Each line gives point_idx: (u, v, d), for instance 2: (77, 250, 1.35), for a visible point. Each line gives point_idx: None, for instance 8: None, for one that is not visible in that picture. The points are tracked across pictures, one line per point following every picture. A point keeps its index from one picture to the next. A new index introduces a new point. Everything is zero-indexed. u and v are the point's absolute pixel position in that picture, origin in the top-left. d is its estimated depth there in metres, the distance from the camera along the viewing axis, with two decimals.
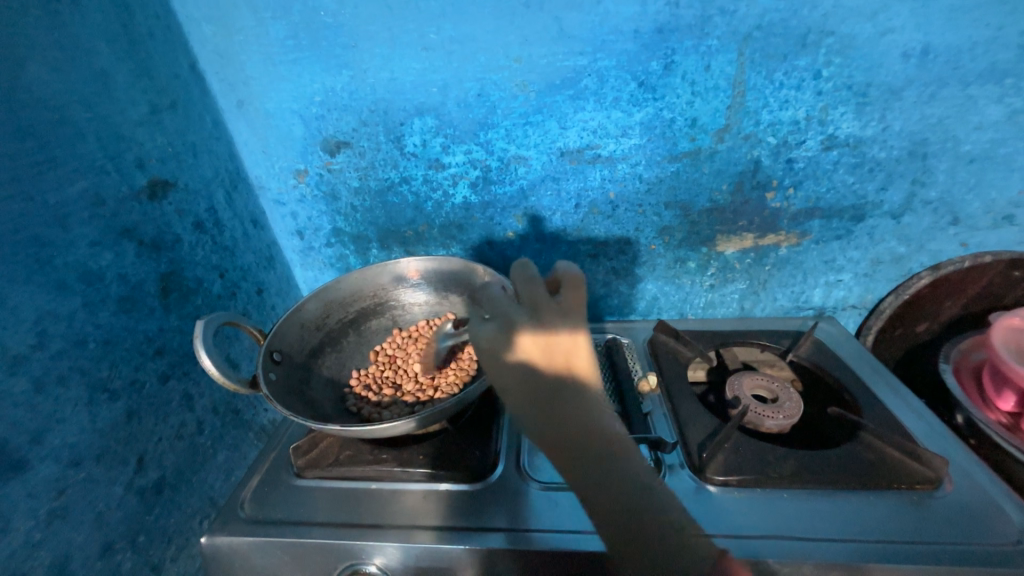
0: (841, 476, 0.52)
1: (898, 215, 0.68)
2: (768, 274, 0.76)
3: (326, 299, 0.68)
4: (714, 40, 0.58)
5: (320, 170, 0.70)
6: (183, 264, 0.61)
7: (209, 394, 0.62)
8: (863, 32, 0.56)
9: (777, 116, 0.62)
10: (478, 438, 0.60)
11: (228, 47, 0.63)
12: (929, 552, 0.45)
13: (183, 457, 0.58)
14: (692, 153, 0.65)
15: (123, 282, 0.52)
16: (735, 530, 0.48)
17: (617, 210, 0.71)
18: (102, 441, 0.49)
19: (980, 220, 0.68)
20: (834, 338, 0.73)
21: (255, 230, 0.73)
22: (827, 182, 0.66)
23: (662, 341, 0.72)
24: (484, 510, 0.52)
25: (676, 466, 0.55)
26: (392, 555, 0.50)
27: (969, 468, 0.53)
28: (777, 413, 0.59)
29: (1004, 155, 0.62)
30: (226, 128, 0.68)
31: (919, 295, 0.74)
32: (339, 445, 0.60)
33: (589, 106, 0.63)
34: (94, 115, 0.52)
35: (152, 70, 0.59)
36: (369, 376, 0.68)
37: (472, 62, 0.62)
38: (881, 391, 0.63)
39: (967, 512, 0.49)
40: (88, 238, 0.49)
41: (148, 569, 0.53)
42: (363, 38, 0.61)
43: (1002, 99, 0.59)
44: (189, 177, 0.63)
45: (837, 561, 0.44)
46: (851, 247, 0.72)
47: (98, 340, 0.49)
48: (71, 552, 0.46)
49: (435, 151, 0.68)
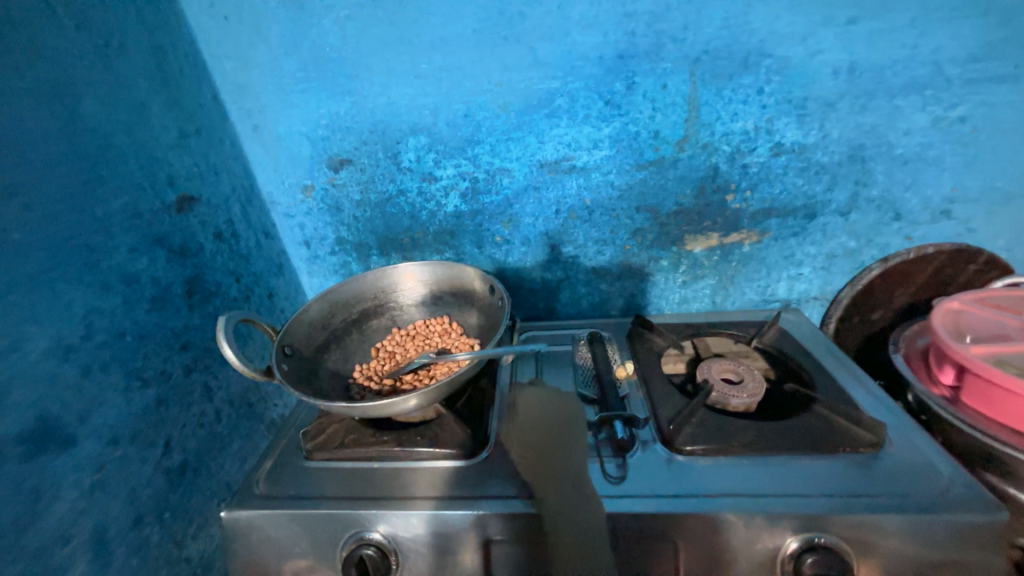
0: (792, 442, 0.58)
1: (846, 213, 0.75)
2: (734, 270, 0.83)
3: (330, 300, 0.75)
4: (668, 64, 0.66)
5: (325, 185, 0.78)
6: (205, 269, 0.68)
7: (226, 387, 0.69)
8: (796, 54, 0.65)
9: (729, 127, 0.70)
10: (471, 420, 0.66)
11: (246, 80, 0.72)
12: (870, 503, 0.50)
13: (204, 443, 0.65)
14: (657, 162, 0.73)
15: (155, 283, 0.60)
16: (697, 492, 0.54)
17: (593, 215, 0.78)
18: (136, 423, 0.55)
19: (920, 215, 0.75)
20: (796, 327, 0.80)
21: (267, 240, 0.80)
22: (779, 184, 0.74)
23: (640, 335, 0.80)
24: (476, 483, 0.58)
25: (649, 440, 0.61)
26: (393, 523, 0.55)
27: (911, 433, 0.59)
28: (741, 392, 0.65)
29: (934, 156, 0.70)
30: (242, 150, 0.76)
31: (872, 285, 0.80)
32: (345, 431, 0.67)
33: (563, 123, 0.71)
34: (133, 139, 0.60)
35: (181, 101, 0.67)
36: (371, 369, 0.74)
37: (459, 88, 0.70)
38: (837, 371, 0.70)
39: (907, 469, 0.54)
40: (127, 245, 0.56)
41: (173, 542, 0.59)
42: (364, 68, 0.70)
43: (925, 108, 0.67)
44: (211, 193, 0.71)
45: (785, 512, 0.50)
46: (807, 243, 0.79)
47: (135, 334, 0.56)
48: (109, 522, 0.51)
49: (428, 165, 0.76)
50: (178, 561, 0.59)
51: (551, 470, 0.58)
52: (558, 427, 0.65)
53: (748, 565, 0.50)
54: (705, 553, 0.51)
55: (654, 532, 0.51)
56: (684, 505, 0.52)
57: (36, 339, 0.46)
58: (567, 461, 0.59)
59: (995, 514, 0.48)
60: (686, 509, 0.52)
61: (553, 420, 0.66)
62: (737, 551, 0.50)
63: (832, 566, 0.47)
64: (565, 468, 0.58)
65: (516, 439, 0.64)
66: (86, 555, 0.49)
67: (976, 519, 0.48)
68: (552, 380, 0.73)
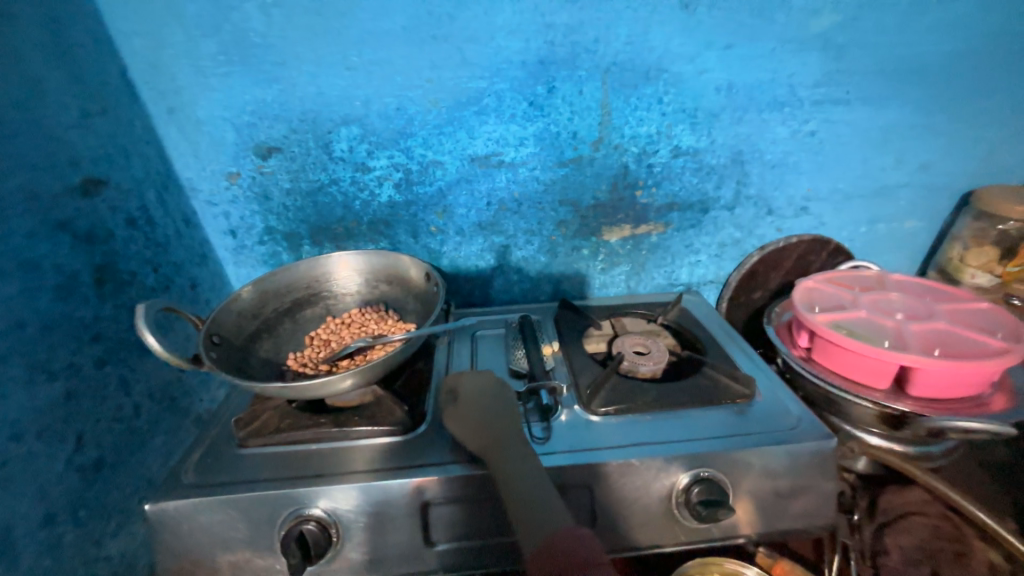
0: (687, 398, 0.69)
1: (731, 208, 0.89)
2: (645, 257, 0.94)
3: (261, 290, 0.75)
4: (583, 71, 0.75)
5: (251, 172, 0.77)
6: (117, 258, 0.65)
7: (145, 380, 0.67)
8: (686, 71, 0.76)
9: (635, 131, 0.80)
10: (408, 398, 0.70)
11: (160, 60, 0.69)
12: (742, 440, 0.62)
13: (121, 438, 0.62)
14: (576, 160, 0.81)
15: (60, 271, 0.56)
16: (609, 443, 0.62)
17: (521, 207, 0.85)
18: (42, 418, 0.53)
19: (786, 211, 0.91)
20: (696, 306, 0.93)
21: (187, 229, 0.77)
22: (678, 183, 0.85)
23: (565, 316, 0.88)
24: (415, 454, 0.62)
25: (571, 406, 0.69)
26: (333, 497, 0.58)
27: (775, 386, 0.72)
28: (649, 361, 0.75)
29: (794, 162, 0.86)
30: (156, 133, 0.73)
31: (754, 269, 0.96)
32: (279, 417, 0.67)
33: (491, 120, 0.77)
34: (29, 117, 0.56)
35: (84, 78, 0.63)
36: (306, 356, 0.73)
37: (390, 82, 0.73)
38: (725, 341, 0.83)
39: (770, 413, 0.67)
40: (25, 230, 0.53)
41: (89, 541, 0.56)
42: (292, 57, 0.70)
43: (785, 122, 0.82)
44: (122, 177, 0.67)
45: (678, 454, 0.60)
46: (703, 234, 0.92)
47: (37, 324, 0.53)
48: (14, 521, 0.49)
49: (361, 156, 0.78)
50: (95, 560, 0.57)
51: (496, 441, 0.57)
52: (496, 404, 0.61)
53: (650, 500, 0.60)
54: (616, 494, 0.59)
55: (573, 479, 0.59)
56: (598, 454, 0.60)
57: None
58: (508, 433, 0.57)
59: (828, 441, 0.61)
60: (600, 457, 0.60)
61: (490, 399, 0.62)
62: (642, 490, 0.60)
63: (714, 492, 0.58)
64: (509, 443, 0.56)
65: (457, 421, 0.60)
66: None
67: (815, 446, 0.61)
68: (485, 359, 0.79)
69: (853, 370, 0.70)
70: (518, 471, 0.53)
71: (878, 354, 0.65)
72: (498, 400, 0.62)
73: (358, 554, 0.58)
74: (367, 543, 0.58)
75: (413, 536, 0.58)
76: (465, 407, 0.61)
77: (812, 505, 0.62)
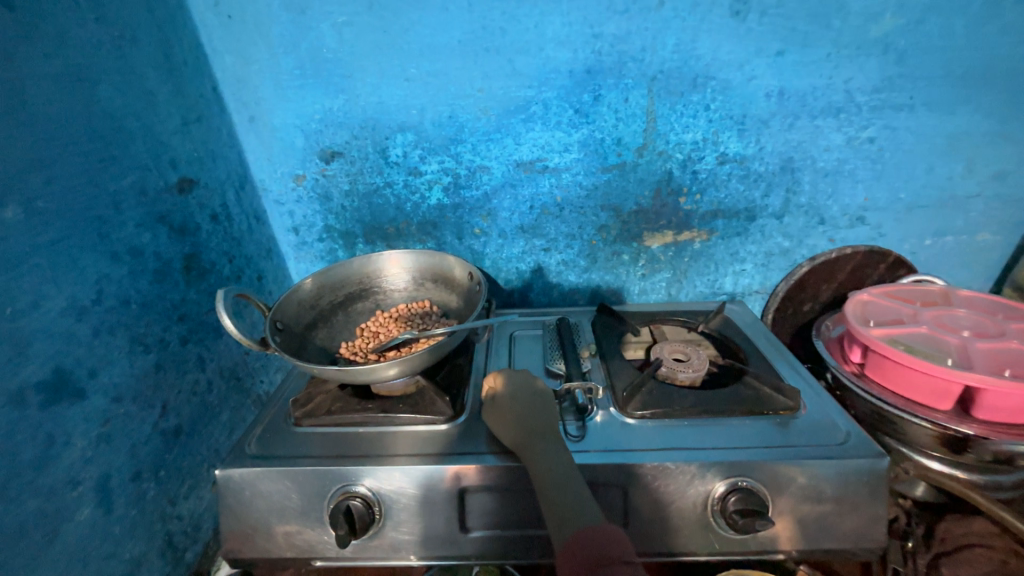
0: (727, 407, 0.67)
1: (780, 216, 0.87)
2: (686, 265, 0.93)
3: (319, 282, 0.80)
4: (629, 80, 0.76)
5: (316, 175, 0.84)
6: (201, 248, 0.73)
7: (217, 359, 0.74)
8: (735, 78, 0.76)
9: (681, 137, 0.80)
10: (448, 390, 0.73)
11: (245, 74, 0.77)
12: (784, 452, 0.60)
13: (196, 410, 0.70)
14: (619, 165, 0.83)
15: (157, 257, 0.65)
16: (646, 446, 0.62)
17: (563, 211, 0.87)
18: (138, 385, 0.60)
19: (840, 220, 0.87)
20: (740, 316, 0.90)
21: (258, 225, 0.85)
22: (724, 190, 0.85)
23: (603, 320, 0.89)
24: (453, 443, 0.65)
25: (607, 407, 0.70)
26: (377, 477, 0.61)
27: (821, 400, 0.70)
28: (688, 367, 0.74)
29: (850, 170, 0.83)
30: (238, 139, 0.81)
31: (802, 280, 0.92)
32: (331, 400, 0.72)
33: (537, 127, 0.80)
34: (142, 124, 0.65)
35: (184, 91, 0.72)
36: (356, 345, 0.78)
37: (444, 91, 0.78)
38: (769, 352, 0.81)
39: (815, 427, 0.65)
40: (134, 221, 0.62)
41: (167, 499, 0.63)
42: (358, 69, 0.77)
43: (840, 129, 0.79)
44: (209, 177, 0.75)
45: (715, 461, 0.59)
46: (749, 242, 0.90)
47: (138, 302, 0.61)
48: (112, 472, 0.56)
49: (414, 161, 0.83)
50: (170, 517, 0.64)
51: (534, 437, 0.58)
52: (537, 401, 0.63)
53: (684, 506, 0.59)
54: (649, 496, 0.59)
55: (608, 478, 0.60)
56: (635, 456, 0.61)
57: (54, 299, 0.51)
58: (547, 431, 0.59)
59: (879, 460, 0.59)
60: (637, 459, 0.60)
61: (532, 396, 0.63)
62: (675, 494, 0.59)
63: (751, 502, 0.57)
64: (547, 442, 0.57)
65: (498, 416, 0.62)
66: (91, 501, 0.53)
67: (864, 463, 0.59)
68: (522, 357, 0.81)
69: (911, 389, 0.66)
70: (553, 468, 0.54)
71: (940, 373, 0.61)
72: (540, 399, 0.63)
73: (398, 533, 0.61)
74: (407, 524, 0.61)
75: (450, 521, 0.61)
76: (507, 402, 0.63)
77: (860, 526, 0.59)
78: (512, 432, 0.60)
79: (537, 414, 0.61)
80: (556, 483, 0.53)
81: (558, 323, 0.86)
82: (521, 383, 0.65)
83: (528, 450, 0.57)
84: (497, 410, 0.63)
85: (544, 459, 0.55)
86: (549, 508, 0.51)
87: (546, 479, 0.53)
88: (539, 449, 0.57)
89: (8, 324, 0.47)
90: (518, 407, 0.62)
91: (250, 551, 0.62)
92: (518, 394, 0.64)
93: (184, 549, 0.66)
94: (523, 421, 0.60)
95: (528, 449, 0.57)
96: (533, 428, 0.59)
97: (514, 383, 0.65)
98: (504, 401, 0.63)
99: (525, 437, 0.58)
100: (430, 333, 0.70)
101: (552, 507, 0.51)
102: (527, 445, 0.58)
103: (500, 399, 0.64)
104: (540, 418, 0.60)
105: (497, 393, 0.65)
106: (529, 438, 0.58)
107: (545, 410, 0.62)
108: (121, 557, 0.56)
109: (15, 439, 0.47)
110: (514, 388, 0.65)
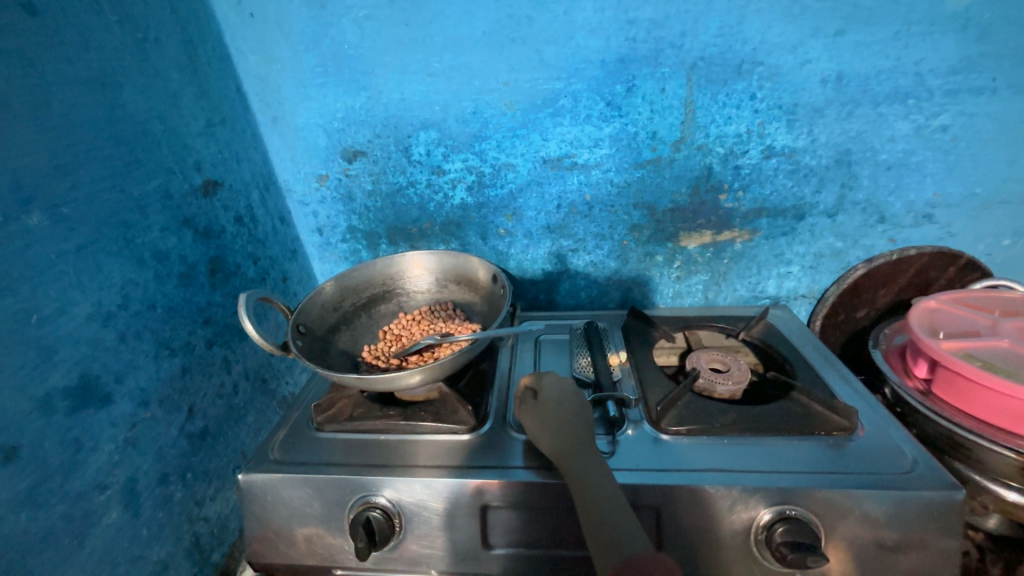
0: (773, 426, 0.62)
1: (833, 215, 0.79)
2: (726, 267, 0.86)
3: (342, 285, 0.79)
4: (666, 68, 0.71)
5: (339, 175, 0.83)
6: (226, 251, 0.73)
7: (243, 362, 0.74)
8: (786, 62, 0.69)
9: (722, 130, 0.74)
10: (471, 398, 0.70)
11: (268, 73, 0.76)
12: (840, 479, 0.54)
13: (222, 412, 0.70)
14: (654, 161, 0.77)
15: (183, 261, 0.65)
16: (682, 466, 0.58)
17: (593, 210, 0.82)
18: (163, 388, 0.61)
19: (904, 218, 0.79)
20: (784, 322, 0.83)
21: (283, 226, 0.85)
22: (770, 186, 0.78)
23: (635, 325, 0.84)
24: (476, 455, 0.62)
25: (639, 420, 0.65)
26: (398, 489, 0.59)
27: (881, 421, 0.63)
28: (728, 380, 0.69)
29: (916, 162, 0.74)
30: (262, 140, 0.81)
31: (857, 284, 0.84)
32: (353, 405, 0.71)
33: (566, 121, 0.76)
34: (167, 127, 0.65)
35: (209, 92, 0.72)
36: (379, 349, 0.76)
37: (468, 86, 0.75)
38: (820, 364, 0.74)
39: (875, 451, 0.58)
40: (159, 225, 0.62)
41: (193, 501, 0.64)
42: (379, 66, 0.74)
43: (908, 116, 0.71)
44: (233, 179, 0.75)
45: (761, 486, 0.54)
46: (796, 242, 0.82)
47: (164, 306, 0.61)
48: (138, 476, 0.56)
49: (437, 159, 0.80)
50: (197, 519, 0.64)
51: (571, 451, 0.54)
52: (577, 410, 0.58)
53: (723, 533, 0.54)
54: (687, 521, 0.55)
55: (642, 500, 0.55)
56: (671, 476, 0.56)
57: (80, 305, 0.52)
58: (584, 442, 0.54)
59: (953, 492, 0.52)
60: (673, 480, 0.56)
61: (572, 405, 0.58)
62: (715, 520, 0.55)
63: (801, 533, 0.51)
64: (585, 456, 0.53)
65: (535, 423, 0.58)
66: (118, 504, 0.54)
67: (934, 495, 0.52)
68: (548, 364, 0.78)
69: (990, 412, 0.58)
70: (592, 485, 0.49)
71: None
72: (578, 407, 0.58)
73: (419, 547, 0.59)
74: (428, 538, 0.59)
75: (472, 537, 0.58)
76: (546, 409, 0.58)
77: (928, 564, 0.52)
78: (551, 443, 0.55)
79: (576, 424, 0.56)
80: (596, 503, 0.48)
81: (586, 328, 0.82)
82: (561, 389, 0.60)
83: (567, 465, 0.53)
84: (535, 417, 0.58)
85: (583, 474, 0.51)
86: (589, 530, 0.46)
87: (587, 496, 0.49)
88: (578, 464, 0.52)
89: (35, 331, 0.47)
90: (555, 415, 0.57)
91: (273, 557, 0.62)
92: (557, 401, 0.59)
93: (211, 550, 0.66)
94: (561, 431, 0.56)
95: (567, 464, 0.53)
96: (573, 439, 0.55)
97: (553, 388, 0.60)
98: (543, 408, 0.58)
99: (564, 450, 0.54)
100: (452, 338, 0.67)
101: (592, 527, 0.46)
102: (566, 460, 0.53)
103: (540, 406, 0.59)
104: (579, 428, 0.56)
105: (536, 398, 0.60)
106: (567, 452, 0.54)
107: (583, 420, 0.57)
108: (148, 560, 0.57)
109: (43, 446, 0.47)
110: (554, 395, 0.59)
